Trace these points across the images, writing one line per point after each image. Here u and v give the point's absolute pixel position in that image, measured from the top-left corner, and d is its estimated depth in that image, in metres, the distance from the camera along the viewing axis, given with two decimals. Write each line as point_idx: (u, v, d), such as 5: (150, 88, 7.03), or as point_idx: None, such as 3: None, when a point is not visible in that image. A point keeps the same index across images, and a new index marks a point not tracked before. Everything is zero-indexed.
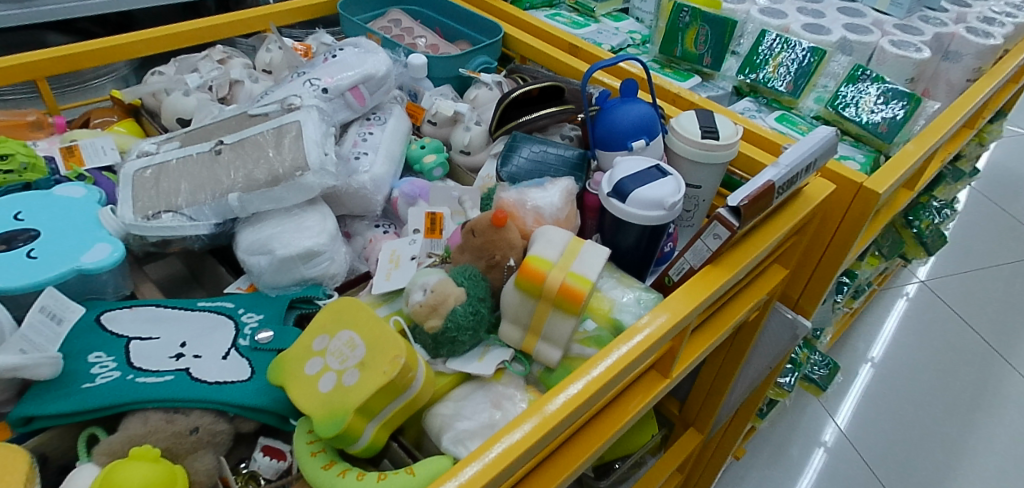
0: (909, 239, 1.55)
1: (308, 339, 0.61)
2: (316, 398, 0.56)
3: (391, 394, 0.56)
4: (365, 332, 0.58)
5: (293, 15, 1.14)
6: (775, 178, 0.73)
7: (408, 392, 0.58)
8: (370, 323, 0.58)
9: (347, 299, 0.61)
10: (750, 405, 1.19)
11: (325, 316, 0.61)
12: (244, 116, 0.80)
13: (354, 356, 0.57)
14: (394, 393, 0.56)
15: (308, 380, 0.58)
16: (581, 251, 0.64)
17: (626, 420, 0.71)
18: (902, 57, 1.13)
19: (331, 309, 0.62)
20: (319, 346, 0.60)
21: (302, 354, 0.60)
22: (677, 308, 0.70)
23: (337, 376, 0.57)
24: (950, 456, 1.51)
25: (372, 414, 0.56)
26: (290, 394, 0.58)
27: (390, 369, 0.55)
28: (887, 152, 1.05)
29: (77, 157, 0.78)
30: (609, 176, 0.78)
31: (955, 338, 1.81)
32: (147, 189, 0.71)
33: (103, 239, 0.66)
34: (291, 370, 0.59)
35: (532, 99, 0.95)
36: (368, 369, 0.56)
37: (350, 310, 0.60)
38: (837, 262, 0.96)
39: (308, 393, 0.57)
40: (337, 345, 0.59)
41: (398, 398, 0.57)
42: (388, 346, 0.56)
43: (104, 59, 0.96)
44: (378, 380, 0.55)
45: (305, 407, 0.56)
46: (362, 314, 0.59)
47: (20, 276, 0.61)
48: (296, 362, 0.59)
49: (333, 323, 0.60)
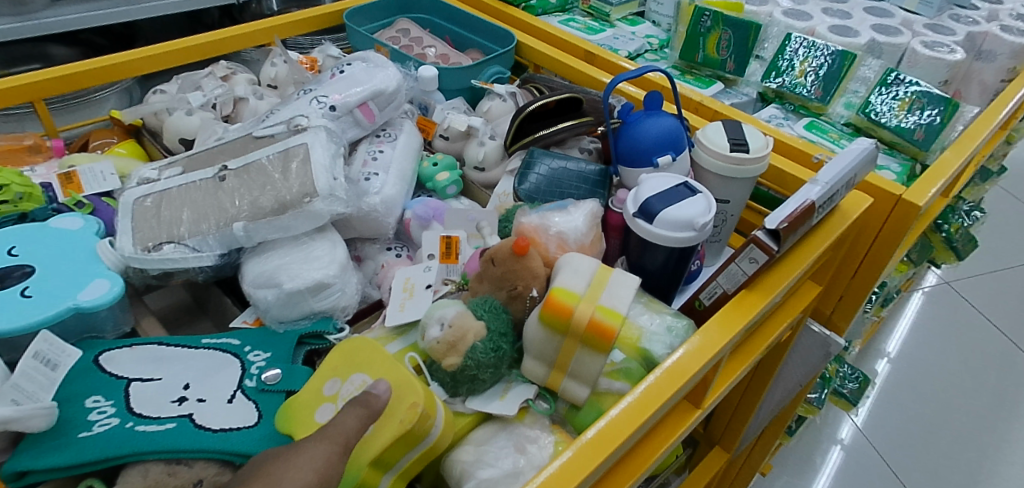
0: (937, 243, 1.49)
1: (318, 383, 0.59)
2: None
3: (409, 443, 0.52)
4: (378, 373, 0.56)
5: (299, 27, 1.10)
6: (815, 197, 0.69)
7: (427, 439, 0.54)
8: (383, 364, 0.56)
9: (359, 340, 0.60)
10: (779, 422, 1.13)
11: (336, 359, 0.60)
12: (249, 138, 0.76)
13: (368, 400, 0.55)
14: (413, 442, 0.52)
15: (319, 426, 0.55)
16: (609, 281, 0.60)
17: (657, 455, 0.67)
18: (936, 58, 1.08)
19: (341, 352, 0.60)
20: (330, 390, 0.58)
21: (311, 399, 0.58)
22: (712, 337, 0.65)
23: None
24: (985, 463, 1.44)
25: (388, 466, 0.53)
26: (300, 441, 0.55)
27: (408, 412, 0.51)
28: (924, 160, 1.00)
29: (75, 183, 0.75)
30: (634, 195, 0.73)
31: (981, 338, 1.74)
32: (147, 219, 0.67)
33: (101, 274, 0.63)
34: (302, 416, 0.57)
35: (549, 111, 0.91)
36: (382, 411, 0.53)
37: (362, 352, 0.59)
38: (874, 275, 0.91)
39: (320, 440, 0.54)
40: (349, 390, 0.57)
41: (414, 448, 0.53)
42: (405, 392, 0.52)
43: (104, 77, 0.93)
44: (395, 429, 0.51)
45: None
46: (373, 355, 0.58)
47: (13, 318, 0.57)
48: (308, 407, 0.57)
49: (346, 365, 0.59)
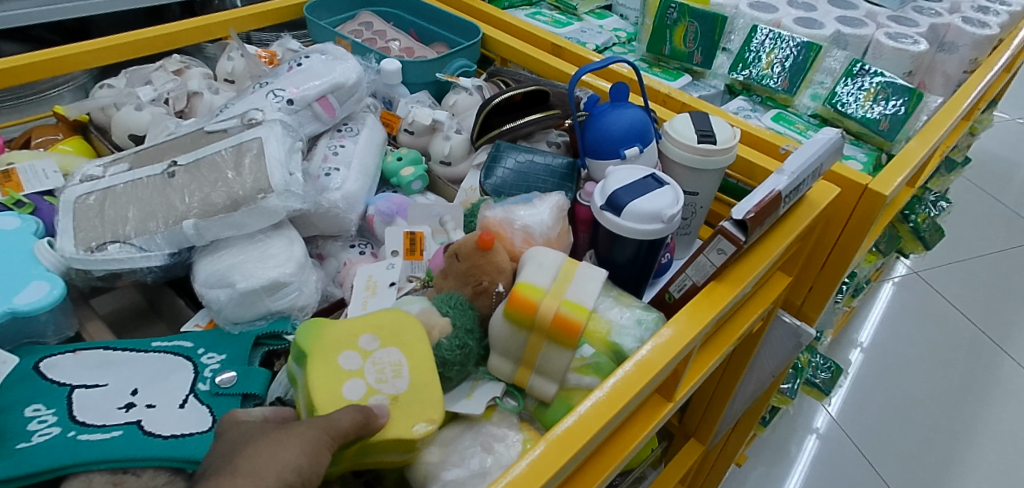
0: (905, 234, 1.51)
1: (356, 328, 0.56)
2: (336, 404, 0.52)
3: (399, 448, 0.52)
4: (417, 368, 0.55)
5: (257, 20, 1.07)
6: (781, 186, 0.68)
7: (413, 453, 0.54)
8: (423, 358, 0.55)
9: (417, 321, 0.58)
10: (754, 412, 1.13)
11: (384, 317, 0.57)
12: (201, 132, 0.73)
13: (397, 382, 0.54)
14: (403, 449, 0.52)
15: (336, 373, 0.53)
16: (575, 275, 0.59)
17: (629, 451, 0.65)
18: (900, 50, 1.09)
19: (393, 315, 0.58)
20: (365, 344, 0.56)
21: (341, 339, 0.55)
22: (681, 331, 0.64)
23: (365, 391, 0.53)
24: (954, 450, 1.46)
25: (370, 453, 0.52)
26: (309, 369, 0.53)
27: (415, 429, 0.52)
28: (889, 150, 1.00)
29: (15, 182, 0.70)
30: (601, 187, 0.71)
31: (948, 326, 1.77)
32: (91, 218, 0.64)
33: (40, 276, 0.59)
34: (325, 347, 0.55)
35: (515, 104, 0.90)
36: (400, 410, 0.52)
37: (409, 331, 0.57)
38: (844, 265, 0.91)
39: (328, 383, 0.53)
40: (382, 358, 0.55)
41: (396, 454, 0.53)
42: (430, 406, 0.53)
43: (49, 72, 0.89)
44: (402, 432, 0.51)
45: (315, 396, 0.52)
46: (419, 339, 0.56)
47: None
48: (337, 341, 0.55)
49: (391, 330, 0.57)
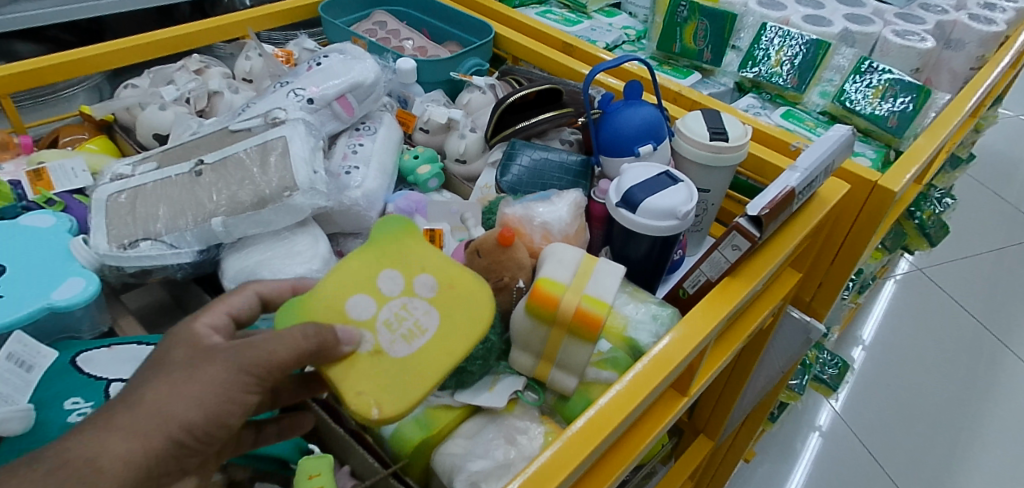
0: (911, 230, 1.52)
1: (427, 269, 0.55)
2: (336, 305, 0.52)
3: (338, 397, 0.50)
4: (431, 349, 0.51)
5: (272, 20, 1.08)
6: (794, 183, 0.70)
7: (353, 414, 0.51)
8: (439, 355, 0.51)
9: (483, 324, 0.53)
10: (762, 408, 1.14)
11: (462, 280, 0.55)
12: (225, 131, 0.74)
13: (398, 342, 0.51)
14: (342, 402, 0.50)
15: (372, 283, 0.54)
16: (594, 270, 0.60)
17: (646, 443, 0.67)
18: (907, 47, 1.10)
19: (472, 287, 0.55)
20: (418, 287, 0.54)
21: (408, 264, 0.55)
22: (696, 326, 0.65)
23: (374, 315, 0.52)
24: (959, 445, 1.48)
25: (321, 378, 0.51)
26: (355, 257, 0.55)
27: (356, 396, 0.49)
28: (897, 147, 1.01)
29: (45, 180, 0.72)
30: (617, 185, 0.73)
31: (952, 322, 1.79)
32: (123, 216, 0.65)
33: (76, 272, 0.61)
34: (396, 259, 0.56)
35: (530, 102, 0.91)
36: (369, 366, 0.50)
37: (466, 313, 0.53)
38: (853, 261, 0.93)
39: (361, 284, 0.54)
40: (417, 313, 0.53)
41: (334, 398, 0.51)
42: (398, 388, 0.49)
43: (72, 72, 0.90)
44: (347, 384, 0.49)
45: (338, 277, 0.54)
46: (459, 334, 0.52)
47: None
48: (409, 262, 0.56)
49: (453, 297, 0.54)
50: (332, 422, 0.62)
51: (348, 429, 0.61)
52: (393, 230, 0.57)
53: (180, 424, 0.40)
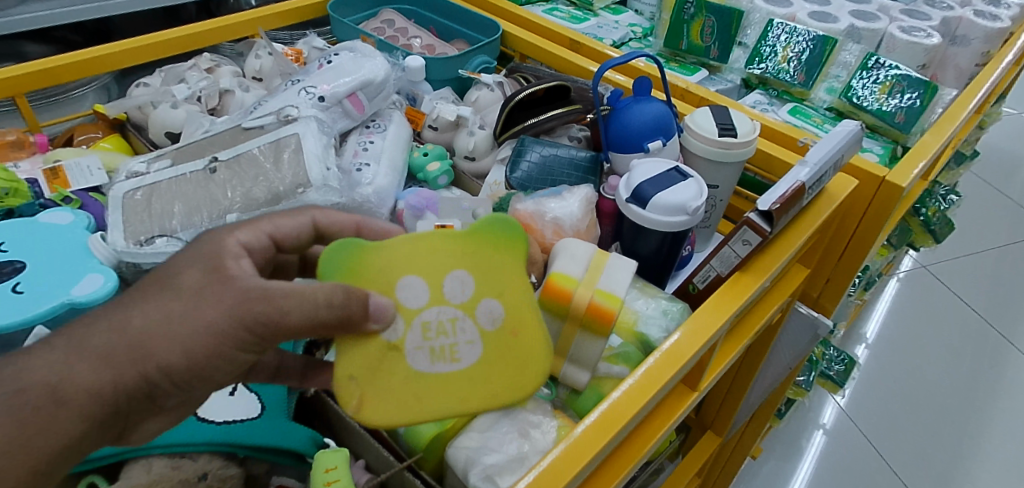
0: (916, 227, 1.52)
1: (501, 296, 0.50)
2: (388, 276, 0.49)
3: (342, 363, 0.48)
4: (447, 380, 0.48)
5: (280, 19, 1.09)
6: (804, 178, 0.70)
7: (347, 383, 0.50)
8: (450, 396, 0.48)
9: (519, 394, 0.49)
10: (770, 404, 1.15)
11: (526, 331, 0.50)
12: (238, 130, 0.75)
13: (423, 354, 0.48)
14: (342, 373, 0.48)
15: (440, 280, 0.49)
16: (606, 265, 0.60)
17: (657, 438, 0.67)
18: (913, 43, 1.10)
19: (531, 345, 0.50)
20: (479, 313, 0.50)
21: (486, 279, 0.50)
22: (706, 320, 0.66)
23: (422, 310, 0.49)
24: (965, 442, 1.48)
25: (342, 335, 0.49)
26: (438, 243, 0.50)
27: (351, 380, 0.47)
28: (905, 143, 1.02)
29: (61, 178, 0.74)
30: (627, 180, 0.73)
31: (958, 319, 1.79)
32: (139, 212, 0.67)
33: (95, 269, 0.62)
34: (481, 266, 0.50)
35: (539, 99, 0.91)
36: (382, 357, 0.48)
37: (509, 368, 0.49)
38: (861, 256, 0.93)
39: (431, 270, 0.49)
40: (459, 339, 0.49)
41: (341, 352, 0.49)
42: (394, 401, 0.48)
43: (85, 72, 0.91)
44: (355, 362, 0.47)
45: (412, 247, 0.50)
46: (484, 389, 0.49)
47: (10, 315, 0.57)
48: (490, 277, 0.50)
49: (506, 344, 0.50)
50: (347, 416, 0.63)
51: (362, 424, 0.63)
52: (500, 233, 0.51)
53: (155, 365, 0.39)
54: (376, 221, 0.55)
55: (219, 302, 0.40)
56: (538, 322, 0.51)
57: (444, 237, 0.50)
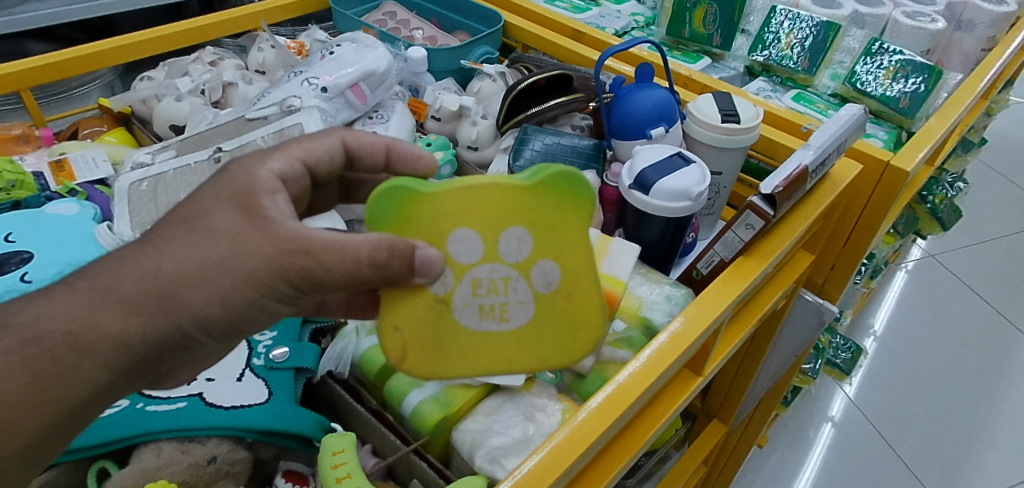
0: (923, 215, 1.51)
1: (559, 258, 0.50)
2: (440, 227, 0.49)
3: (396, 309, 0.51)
4: (498, 338, 0.51)
5: (282, 13, 1.09)
6: (808, 161, 0.70)
7: None
8: (500, 353, 0.51)
9: (565, 357, 0.52)
10: (776, 392, 1.14)
11: (580, 296, 0.51)
12: (242, 120, 0.79)
13: (470, 311, 0.50)
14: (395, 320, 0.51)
15: (499, 235, 0.49)
16: (610, 249, 0.63)
17: (660, 423, 0.67)
18: (917, 28, 1.09)
19: (584, 309, 0.51)
20: (536, 274, 0.50)
21: (545, 237, 0.50)
22: (710, 304, 0.66)
23: (478, 265, 0.50)
24: (974, 431, 1.48)
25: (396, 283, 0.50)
26: (500, 191, 0.49)
27: (399, 332, 0.50)
28: (910, 128, 1.01)
29: (67, 171, 0.75)
30: (629, 167, 0.73)
31: (966, 308, 1.78)
32: (145, 203, 0.71)
33: (92, 242, 0.66)
34: (542, 225, 0.50)
35: (541, 88, 0.91)
36: (432, 311, 0.50)
37: (558, 331, 0.51)
38: (867, 241, 0.92)
39: (486, 226, 0.49)
40: (514, 300, 0.51)
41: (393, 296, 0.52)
42: (443, 354, 0.51)
43: (89, 66, 0.92)
44: (408, 314, 0.50)
45: (473, 196, 0.49)
46: (531, 350, 0.51)
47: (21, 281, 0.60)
48: (548, 237, 0.50)
49: (559, 308, 0.51)
50: (353, 402, 0.65)
51: (370, 409, 0.64)
52: (568, 187, 0.49)
53: (190, 315, 0.41)
54: (405, 142, 0.56)
55: (253, 252, 0.41)
56: (595, 290, 0.51)
57: (505, 191, 0.49)
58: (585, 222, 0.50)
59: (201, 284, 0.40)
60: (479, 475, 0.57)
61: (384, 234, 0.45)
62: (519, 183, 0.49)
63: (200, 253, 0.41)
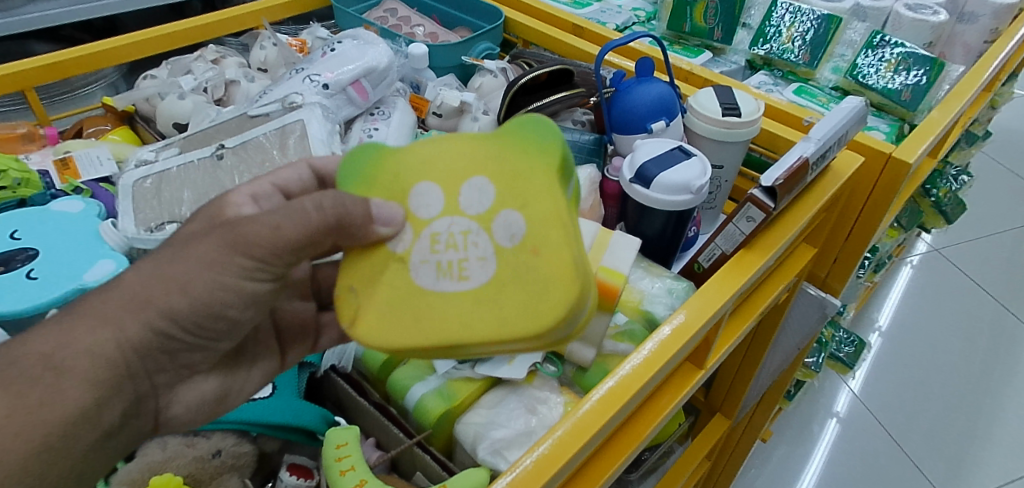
0: (927, 208, 1.50)
1: (524, 208, 0.45)
2: (403, 182, 0.48)
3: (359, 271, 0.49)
4: (456, 301, 0.45)
5: (284, 10, 1.10)
6: (808, 153, 0.70)
7: None
8: (456, 315, 0.45)
9: (529, 323, 0.44)
10: (779, 386, 1.14)
11: (547, 251, 0.44)
12: (245, 117, 0.80)
13: (428, 269, 0.47)
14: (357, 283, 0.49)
15: (462, 185, 0.47)
16: (610, 243, 0.63)
17: (663, 416, 0.67)
18: (919, 21, 1.09)
19: (551, 267, 0.44)
20: (499, 228, 0.46)
21: (508, 183, 0.46)
22: (712, 297, 0.66)
23: (438, 219, 0.47)
24: (978, 425, 1.48)
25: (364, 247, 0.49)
26: (465, 144, 0.48)
27: (353, 291, 0.48)
28: (912, 121, 1.00)
29: (72, 169, 0.76)
30: (630, 161, 0.73)
31: (970, 302, 1.78)
32: (149, 200, 0.72)
33: (106, 255, 0.65)
34: (504, 174, 0.46)
35: (541, 84, 0.92)
36: (388, 270, 0.47)
37: (522, 292, 0.44)
38: (869, 234, 0.92)
39: (451, 179, 0.47)
40: (474, 257, 0.46)
41: None
42: (396, 317, 0.46)
43: (93, 65, 0.92)
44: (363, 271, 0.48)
45: (437, 150, 0.48)
46: (490, 314, 0.45)
47: (17, 302, 0.60)
48: (511, 186, 0.46)
49: (523, 268, 0.45)
50: (357, 396, 0.65)
51: (374, 402, 0.64)
52: (531, 133, 0.46)
53: None
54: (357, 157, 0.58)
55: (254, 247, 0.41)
56: (564, 242, 0.44)
57: (470, 144, 0.48)
58: (551, 168, 0.45)
59: (161, 276, 0.41)
60: (482, 467, 0.57)
61: (334, 190, 0.44)
62: (484, 135, 0.48)
63: (171, 257, 0.43)
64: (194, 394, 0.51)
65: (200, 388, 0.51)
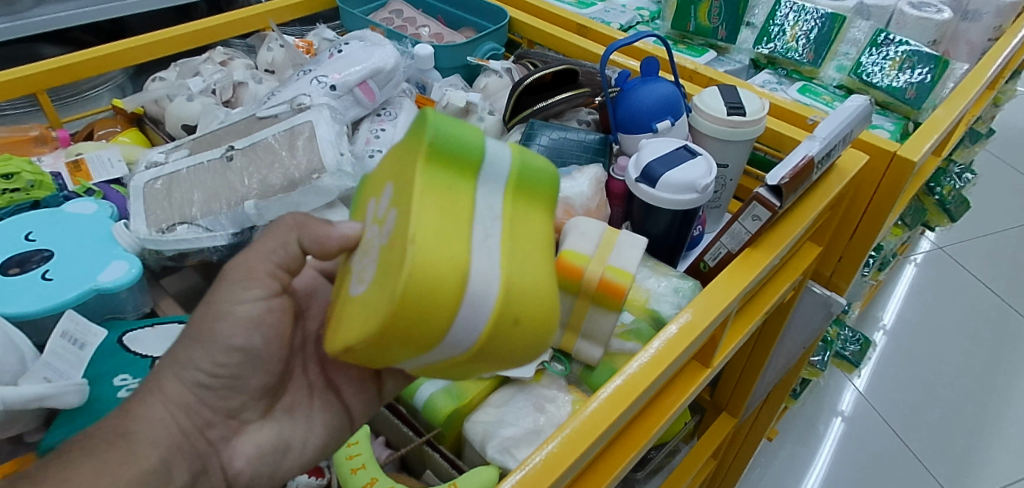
0: (931, 206, 1.50)
1: (399, 198, 0.40)
2: (362, 202, 0.49)
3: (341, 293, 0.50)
4: (352, 305, 0.42)
5: (291, 12, 1.10)
6: (813, 152, 0.71)
7: None
8: (348, 318, 0.42)
9: (375, 321, 0.37)
10: (785, 385, 1.15)
11: (398, 239, 0.38)
12: (253, 119, 0.80)
13: (354, 277, 0.45)
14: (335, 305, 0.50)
15: (382, 190, 0.45)
16: (616, 242, 0.63)
17: (669, 414, 0.68)
18: (923, 19, 1.09)
19: (395, 256, 0.37)
20: (385, 223, 0.41)
21: (398, 177, 0.42)
22: (719, 295, 0.66)
23: (367, 228, 0.46)
24: (984, 424, 1.48)
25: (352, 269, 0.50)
26: (390, 152, 0.46)
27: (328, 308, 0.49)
28: (916, 119, 1.00)
29: (84, 171, 0.77)
30: (636, 160, 0.74)
31: (974, 300, 1.77)
32: (160, 201, 0.73)
33: (119, 256, 0.67)
34: (398, 172, 0.43)
35: (546, 84, 0.93)
36: (340, 284, 0.47)
37: (380, 288, 0.39)
38: (873, 233, 0.93)
39: (379, 189, 0.46)
40: (371, 259, 0.42)
41: None
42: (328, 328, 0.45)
43: (102, 67, 0.93)
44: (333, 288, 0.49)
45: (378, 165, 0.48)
46: (360, 316, 0.40)
47: (35, 301, 0.62)
48: (398, 180, 0.42)
49: (387, 261, 0.39)
50: None
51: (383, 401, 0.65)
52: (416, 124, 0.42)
53: None
54: None
55: None
56: (409, 228, 0.37)
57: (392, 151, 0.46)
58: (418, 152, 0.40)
59: None
60: (492, 465, 0.58)
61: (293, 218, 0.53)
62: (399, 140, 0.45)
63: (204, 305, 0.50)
64: (252, 445, 0.53)
65: (256, 439, 0.54)
